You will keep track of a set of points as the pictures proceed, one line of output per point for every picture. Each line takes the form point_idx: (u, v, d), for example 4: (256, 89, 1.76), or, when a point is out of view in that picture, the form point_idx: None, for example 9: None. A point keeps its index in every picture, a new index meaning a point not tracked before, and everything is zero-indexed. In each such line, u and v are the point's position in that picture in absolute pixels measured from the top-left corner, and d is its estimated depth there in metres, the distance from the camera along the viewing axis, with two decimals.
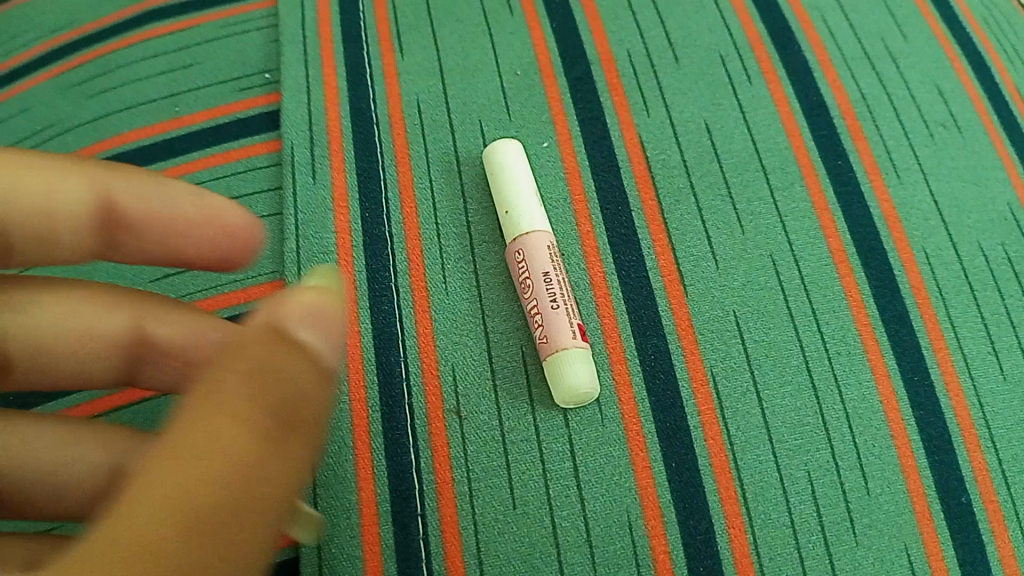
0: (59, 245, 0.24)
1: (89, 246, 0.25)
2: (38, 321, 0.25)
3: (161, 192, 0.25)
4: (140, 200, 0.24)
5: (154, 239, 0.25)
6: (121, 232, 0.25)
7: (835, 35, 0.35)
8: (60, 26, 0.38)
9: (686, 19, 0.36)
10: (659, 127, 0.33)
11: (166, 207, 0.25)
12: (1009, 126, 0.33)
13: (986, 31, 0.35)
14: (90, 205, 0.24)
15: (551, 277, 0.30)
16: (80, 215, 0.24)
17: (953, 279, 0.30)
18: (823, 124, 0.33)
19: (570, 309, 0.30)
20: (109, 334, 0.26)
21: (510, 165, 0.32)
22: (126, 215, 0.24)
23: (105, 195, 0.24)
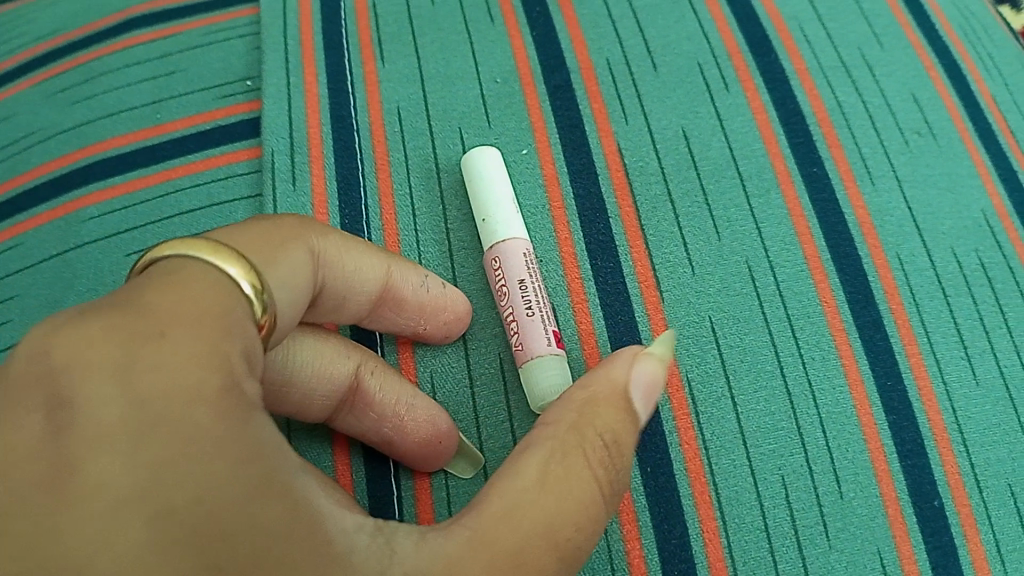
0: (344, 306, 0.27)
1: (358, 310, 0.28)
2: (300, 355, 0.27)
3: (421, 278, 0.28)
4: (410, 285, 0.28)
5: (412, 314, 0.28)
6: (383, 304, 0.28)
7: (813, 44, 0.35)
8: (44, 32, 0.38)
9: (665, 28, 0.36)
10: (638, 134, 0.33)
11: (427, 291, 0.28)
12: (983, 134, 0.33)
13: (963, 40, 0.35)
14: (380, 280, 0.27)
15: (527, 284, 0.30)
16: (376, 286, 0.27)
17: (927, 285, 0.30)
18: (800, 132, 0.33)
19: (546, 317, 0.29)
20: (341, 376, 0.27)
21: (489, 174, 0.32)
22: (397, 292, 0.28)
23: (393, 280, 0.27)
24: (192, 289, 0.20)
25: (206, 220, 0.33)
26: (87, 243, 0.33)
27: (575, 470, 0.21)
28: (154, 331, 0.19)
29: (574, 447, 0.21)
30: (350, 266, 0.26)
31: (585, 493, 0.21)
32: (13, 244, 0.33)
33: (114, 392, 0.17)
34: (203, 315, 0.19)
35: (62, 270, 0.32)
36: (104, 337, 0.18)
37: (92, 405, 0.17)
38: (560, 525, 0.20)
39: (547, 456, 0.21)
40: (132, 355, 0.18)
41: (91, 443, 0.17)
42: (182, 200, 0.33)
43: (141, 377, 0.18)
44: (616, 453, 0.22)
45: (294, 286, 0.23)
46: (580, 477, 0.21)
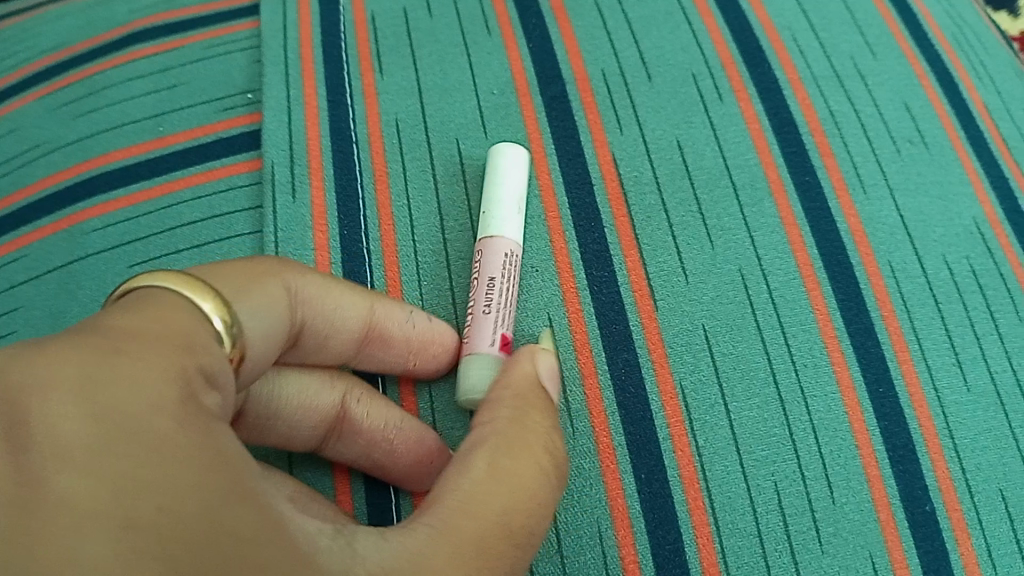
0: (329, 345, 0.28)
1: (344, 348, 0.28)
2: (285, 389, 0.28)
3: (407, 315, 0.29)
4: (396, 321, 0.28)
5: (400, 349, 0.29)
6: (369, 341, 0.28)
7: (805, 55, 0.35)
8: (48, 47, 0.39)
9: (659, 40, 0.36)
10: (632, 145, 0.34)
11: (413, 326, 0.29)
12: (975, 141, 0.33)
13: (956, 49, 0.36)
14: (362, 318, 0.27)
15: (493, 283, 0.30)
16: (357, 325, 0.27)
17: (918, 292, 0.30)
18: (793, 141, 0.33)
19: (502, 318, 0.30)
20: (325, 407, 0.28)
21: (501, 177, 0.32)
22: (382, 328, 0.28)
23: (373, 318, 0.28)
24: (156, 317, 0.20)
25: (207, 230, 0.33)
26: (91, 254, 0.33)
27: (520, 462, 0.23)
28: (111, 349, 0.18)
29: (513, 437, 0.24)
30: (330, 305, 0.26)
31: (533, 477, 0.23)
32: (19, 256, 0.33)
33: (72, 409, 0.17)
34: (165, 336, 0.20)
35: (64, 280, 0.32)
36: (57, 352, 0.18)
37: (50, 417, 0.17)
38: (514, 511, 0.22)
39: (493, 447, 0.23)
40: (91, 370, 0.18)
41: (49, 454, 0.16)
42: (184, 211, 0.33)
43: (101, 392, 0.17)
44: (550, 441, 0.24)
45: (271, 321, 0.24)
46: (525, 461, 0.23)
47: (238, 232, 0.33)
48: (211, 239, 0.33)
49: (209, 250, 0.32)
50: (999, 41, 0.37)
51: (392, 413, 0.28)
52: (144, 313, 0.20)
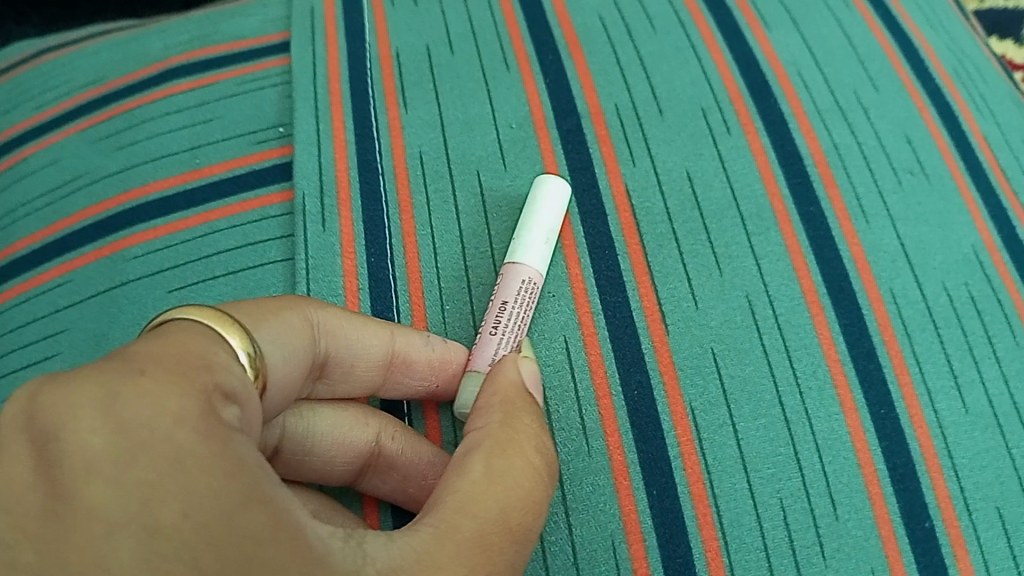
0: (353, 372, 0.29)
1: (368, 375, 0.30)
2: (318, 425, 0.29)
3: (426, 340, 0.30)
4: (416, 347, 0.30)
5: (423, 373, 0.30)
6: (391, 370, 0.30)
7: (809, 88, 0.37)
8: (88, 82, 0.41)
9: (670, 74, 0.38)
10: (644, 176, 0.35)
11: (433, 350, 0.30)
12: (973, 171, 0.35)
13: (955, 82, 0.37)
14: (383, 346, 0.29)
15: (505, 307, 0.31)
16: (377, 352, 0.29)
17: (918, 317, 0.32)
18: (798, 172, 0.35)
19: (507, 341, 0.31)
20: (357, 442, 0.29)
21: (534, 209, 0.33)
22: (404, 355, 0.29)
23: (392, 349, 0.29)
24: (176, 344, 0.22)
25: (241, 257, 0.35)
26: (131, 280, 0.35)
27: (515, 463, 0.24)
28: (134, 371, 0.20)
29: (505, 439, 0.25)
30: (349, 335, 0.28)
31: (527, 476, 0.24)
32: (60, 282, 0.35)
33: (98, 423, 0.19)
34: (183, 361, 0.21)
35: (106, 304, 0.34)
36: (87, 378, 0.20)
37: (83, 437, 0.19)
38: (512, 509, 0.23)
39: (487, 451, 0.25)
40: (116, 391, 0.19)
41: (76, 473, 0.18)
42: (220, 239, 0.35)
43: (124, 408, 0.19)
44: (541, 441, 0.26)
45: (288, 351, 0.26)
46: (517, 461, 0.24)
47: (271, 260, 0.34)
48: (245, 266, 0.34)
49: (244, 276, 0.34)
50: (1000, 77, 0.38)
51: (424, 447, 0.29)
52: (164, 342, 0.22)
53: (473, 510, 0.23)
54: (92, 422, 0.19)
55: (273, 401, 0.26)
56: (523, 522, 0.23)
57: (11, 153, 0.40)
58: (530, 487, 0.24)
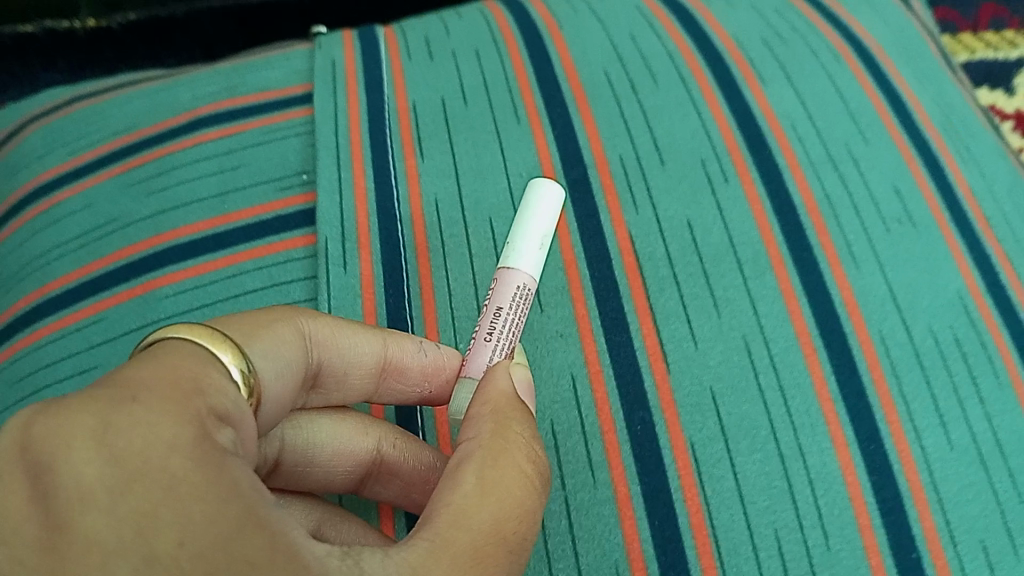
0: (347, 381, 0.30)
1: (362, 383, 0.30)
2: (317, 435, 0.31)
3: (417, 346, 0.31)
4: (408, 355, 0.30)
5: (416, 380, 0.31)
6: (384, 377, 0.30)
7: (803, 141, 0.38)
8: (119, 129, 0.44)
9: (670, 126, 0.40)
10: (647, 224, 0.37)
11: (426, 357, 0.31)
12: (959, 220, 0.37)
13: (943, 136, 0.39)
14: (375, 354, 0.30)
15: (500, 313, 0.31)
16: (370, 361, 0.30)
17: (906, 358, 0.33)
18: (792, 220, 0.36)
19: (502, 347, 0.31)
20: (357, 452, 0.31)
21: (526, 216, 0.33)
22: (397, 362, 0.30)
23: (384, 355, 0.30)
24: (169, 366, 0.22)
25: (267, 298, 0.37)
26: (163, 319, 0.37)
27: (507, 473, 0.25)
28: (126, 397, 0.21)
29: (497, 451, 0.26)
30: (342, 343, 0.29)
31: (518, 486, 0.25)
32: (91, 321, 0.37)
33: (92, 454, 0.20)
34: (178, 383, 0.22)
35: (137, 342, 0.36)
36: (78, 406, 0.20)
37: (76, 469, 0.19)
38: (505, 519, 0.24)
39: (480, 461, 0.25)
40: (109, 420, 0.20)
41: (73, 502, 0.19)
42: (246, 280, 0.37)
43: (118, 438, 0.20)
44: (532, 451, 0.26)
45: (281, 362, 0.26)
46: (510, 470, 0.25)
47: (297, 300, 0.36)
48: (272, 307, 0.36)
49: None
50: (985, 130, 0.40)
51: (422, 451, 0.31)
52: (158, 362, 0.22)
53: (468, 521, 0.23)
54: (85, 454, 0.20)
55: (269, 421, 0.27)
56: (517, 531, 0.24)
57: (45, 198, 0.42)
58: (524, 496, 0.25)
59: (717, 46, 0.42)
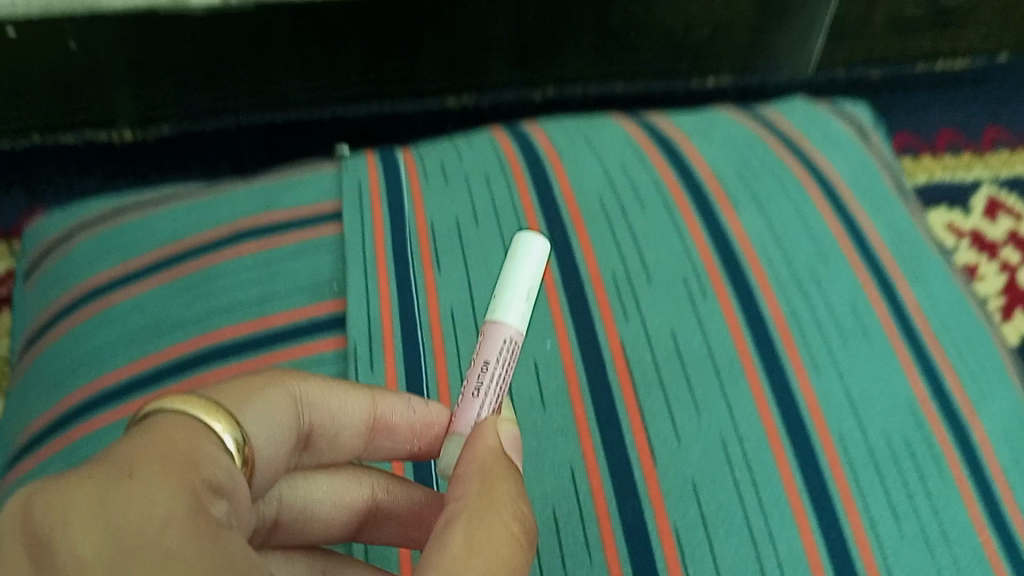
0: (338, 441, 0.31)
1: (353, 443, 0.31)
2: (312, 493, 0.32)
3: (406, 402, 0.31)
4: (396, 411, 0.31)
5: (405, 438, 0.31)
6: (375, 434, 0.31)
7: (773, 263, 0.43)
8: (166, 240, 0.49)
9: (657, 248, 0.44)
10: (636, 334, 0.41)
11: (413, 414, 0.31)
12: (909, 336, 0.41)
13: (895, 259, 0.44)
14: (364, 412, 0.30)
15: (485, 368, 0.30)
16: (358, 420, 0.30)
17: (862, 457, 0.37)
18: (763, 333, 0.41)
19: (490, 402, 0.30)
20: (357, 503, 0.32)
21: (511, 261, 0.32)
22: (385, 418, 0.31)
23: (373, 412, 0.31)
24: (163, 437, 0.23)
25: None
26: None
27: (493, 532, 0.25)
28: (124, 471, 0.21)
29: (484, 510, 0.25)
30: (333, 403, 0.30)
31: (505, 544, 0.25)
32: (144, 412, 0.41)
33: (91, 528, 0.20)
34: (172, 455, 0.22)
35: None
36: (78, 484, 0.20)
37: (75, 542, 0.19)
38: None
39: (466, 522, 0.25)
40: (107, 495, 0.20)
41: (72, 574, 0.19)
42: None
43: (116, 511, 0.20)
44: (519, 509, 0.26)
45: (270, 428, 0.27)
46: (496, 529, 0.25)
47: None
48: None
49: None
50: (934, 252, 0.45)
51: (414, 492, 0.33)
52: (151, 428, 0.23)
53: None
54: (82, 527, 0.20)
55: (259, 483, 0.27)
56: None
57: (102, 296, 0.47)
58: (510, 556, 0.24)
59: (698, 177, 0.47)
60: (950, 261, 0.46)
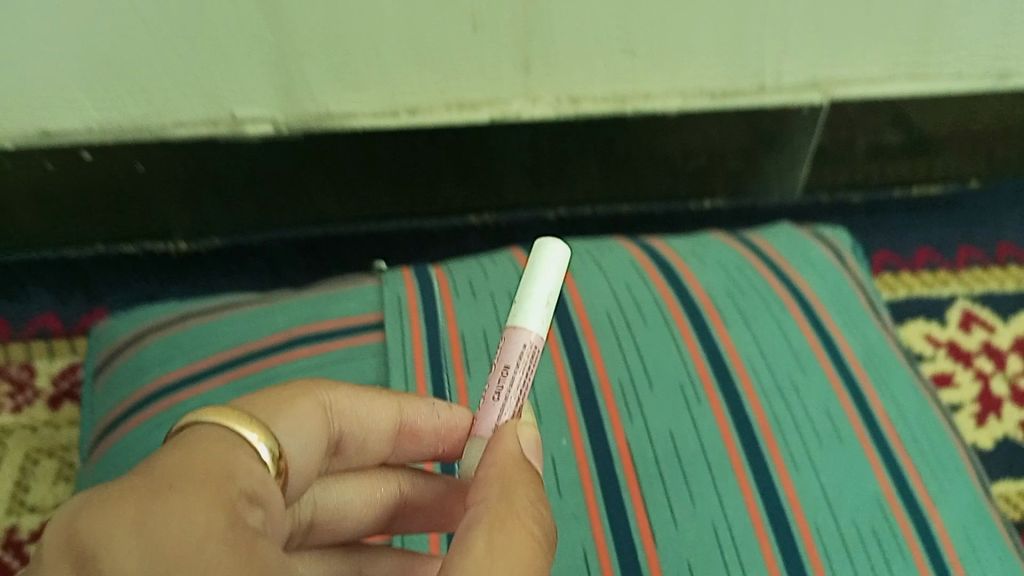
0: (365, 450, 0.26)
1: (379, 451, 0.27)
2: (326, 498, 0.27)
3: (430, 405, 0.27)
4: (420, 416, 0.27)
5: (431, 441, 0.27)
6: (399, 438, 0.27)
7: (758, 372, 0.47)
8: (226, 345, 0.51)
9: (656, 355, 0.48)
10: (639, 432, 0.45)
11: (439, 418, 0.27)
12: (878, 439, 0.44)
13: (865, 369, 0.47)
14: (389, 419, 0.26)
15: (507, 371, 0.26)
16: (385, 426, 0.26)
17: (835, 544, 0.41)
18: (748, 435, 0.45)
19: (511, 409, 0.26)
20: (380, 501, 0.28)
21: (535, 258, 0.27)
22: (412, 424, 0.27)
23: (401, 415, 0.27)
24: (203, 451, 0.21)
25: None
26: None
27: (514, 534, 0.22)
28: (163, 485, 0.20)
29: (504, 513, 0.22)
30: (360, 411, 0.26)
31: (526, 548, 0.22)
32: None
33: (130, 544, 0.18)
34: (210, 469, 0.21)
35: None
36: (118, 500, 0.19)
37: (118, 561, 0.18)
38: None
39: (484, 528, 0.22)
40: (146, 517, 0.19)
41: None
42: None
43: (154, 527, 0.19)
44: (540, 512, 0.23)
45: (305, 444, 0.24)
46: (517, 532, 0.22)
47: None
48: None
49: None
50: (901, 362, 0.48)
51: (439, 481, 0.29)
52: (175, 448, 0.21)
53: None
54: (123, 547, 0.18)
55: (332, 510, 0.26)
56: None
57: (168, 396, 0.48)
58: (534, 560, 0.22)
59: (691, 294, 0.51)
60: (918, 368, 0.49)
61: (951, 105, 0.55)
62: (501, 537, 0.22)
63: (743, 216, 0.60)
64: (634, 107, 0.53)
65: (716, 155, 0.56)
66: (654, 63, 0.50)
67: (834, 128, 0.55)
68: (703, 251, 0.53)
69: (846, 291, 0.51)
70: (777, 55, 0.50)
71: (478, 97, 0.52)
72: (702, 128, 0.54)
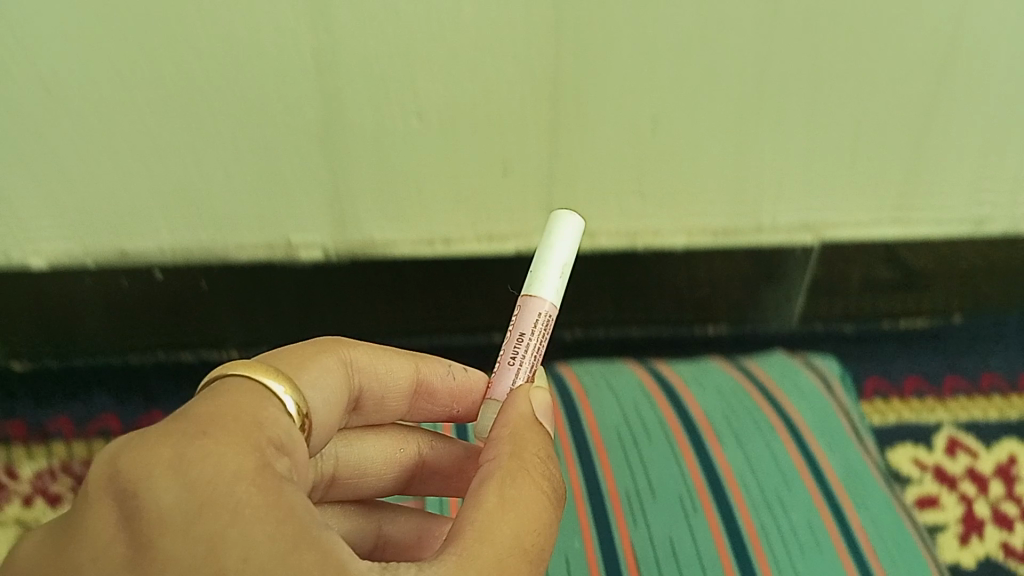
0: (385, 405, 0.32)
1: (398, 408, 0.32)
2: (354, 448, 0.32)
3: (446, 367, 0.33)
4: (439, 376, 0.33)
5: (445, 400, 0.33)
6: (418, 395, 0.33)
7: (749, 487, 0.49)
8: None
9: (656, 467, 0.50)
10: (641, 532, 0.46)
11: (454, 379, 0.33)
12: (857, 554, 0.45)
13: (847, 490, 0.49)
14: (408, 377, 0.32)
15: (523, 337, 0.32)
16: (404, 384, 0.32)
17: None
18: (737, 542, 0.46)
19: (524, 370, 0.32)
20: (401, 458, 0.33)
21: (550, 240, 0.33)
22: (428, 382, 0.32)
23: (419, 374, 0.32)
24: (237, 407, 0.26)
25: None
26: None
27: (523, 488, 0.27)
28: (196, 431, 0.25)
29: (515, 468, 0.28)
30: (381, 371, 0.31)
31: (533, 501, 0.27)
32: None
33: (169, 483, 0.24)
34: (239, 418, 0.26)
35: None
36: (158, 445, 0.25)
37: (158, 499, 0.24)
38: (525, 531, 0.26)
39: (499, 480, 0.28)
40: (181, 453, 0.25)
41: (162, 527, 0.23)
42: None
43: (187, 466, 0.25)
44: (547, 468, 0.29)
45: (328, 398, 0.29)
46: (526, 487, 0.27)
47: None
48: None
49: None
50: (881, 485, 0.49)
51: (454, 447, 0.34)
52: (217, 394, 0.27)
53: (492, 536, 0.26)
54: (162, 484, 0.24)
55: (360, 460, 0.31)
56: (535, 542, 0.27)
57: None
58: (539, 511, 0.27)
59: (691, 417, 0.53)
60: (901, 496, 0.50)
61: (934, 251, 0.61)
62: (513, 488, 0.27)
63: (744, 345, 0.65)
64: (645, 243, 0.59)
65: (716, 288, 0.62)
66: (662, 206, 0.57)
67: (829, 267, 0.61)
68: (703, 379, 0.56)
69: (831, 418, 0.52)
70: (773, 199, 0.57)
71: (506, 229, 0.59)
72: (706, 262, 0.60)
